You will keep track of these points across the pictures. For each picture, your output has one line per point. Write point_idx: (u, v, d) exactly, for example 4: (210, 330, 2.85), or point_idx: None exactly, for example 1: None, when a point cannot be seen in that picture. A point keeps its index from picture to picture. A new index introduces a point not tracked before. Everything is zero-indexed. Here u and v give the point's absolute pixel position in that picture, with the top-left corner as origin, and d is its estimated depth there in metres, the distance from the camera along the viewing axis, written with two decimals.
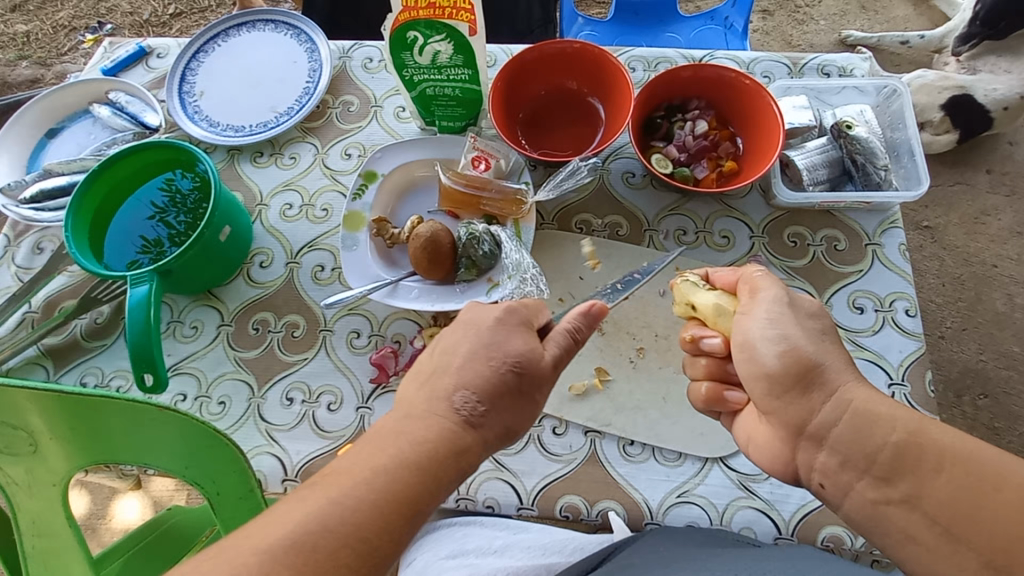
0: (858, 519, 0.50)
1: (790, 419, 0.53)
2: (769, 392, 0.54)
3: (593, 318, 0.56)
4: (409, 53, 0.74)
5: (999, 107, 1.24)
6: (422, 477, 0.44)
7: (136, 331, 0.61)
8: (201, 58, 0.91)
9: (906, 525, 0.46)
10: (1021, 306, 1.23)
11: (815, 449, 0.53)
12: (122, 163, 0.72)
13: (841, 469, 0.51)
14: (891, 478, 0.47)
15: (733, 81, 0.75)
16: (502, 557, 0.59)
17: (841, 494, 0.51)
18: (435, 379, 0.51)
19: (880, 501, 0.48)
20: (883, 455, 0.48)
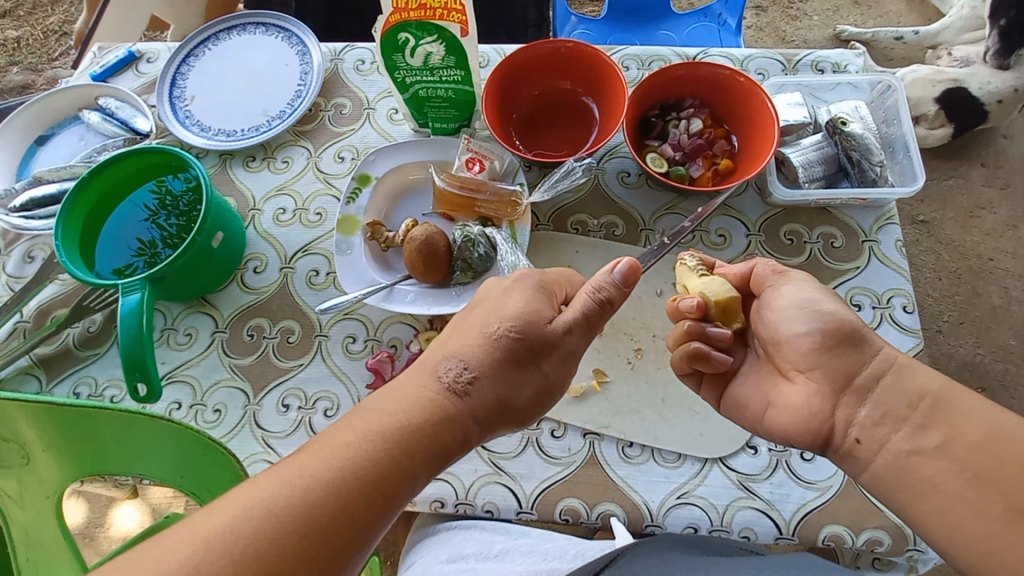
0: (882, 476, 0.50)
1: (838, 372, 0.53)
2: (819, 346, 0.54)
3: (618, 280, 0.53)
4: (400, 54, 0.73)
5: (993, 100, 1.24)
6: (399, 455, 0.44)
7: (128, 340, 0.60)
8: (192, 61, 0.90)
9: (932, 473, 0.47)
10: (1018, 300, 1.23)
11: (857, 404, 0.52)
12: (111, 170, 0.72)
13: (877, 423, 0.51)
14: (929, 425, 0.48)
15: (727, 79, 0.74)
16: (502, 562, 0.59)
17: (875, 450, 0.50)
18: (430, 363, 0.51)
19: (913, 452, 0.48)
20: (923, 404, 0.49)
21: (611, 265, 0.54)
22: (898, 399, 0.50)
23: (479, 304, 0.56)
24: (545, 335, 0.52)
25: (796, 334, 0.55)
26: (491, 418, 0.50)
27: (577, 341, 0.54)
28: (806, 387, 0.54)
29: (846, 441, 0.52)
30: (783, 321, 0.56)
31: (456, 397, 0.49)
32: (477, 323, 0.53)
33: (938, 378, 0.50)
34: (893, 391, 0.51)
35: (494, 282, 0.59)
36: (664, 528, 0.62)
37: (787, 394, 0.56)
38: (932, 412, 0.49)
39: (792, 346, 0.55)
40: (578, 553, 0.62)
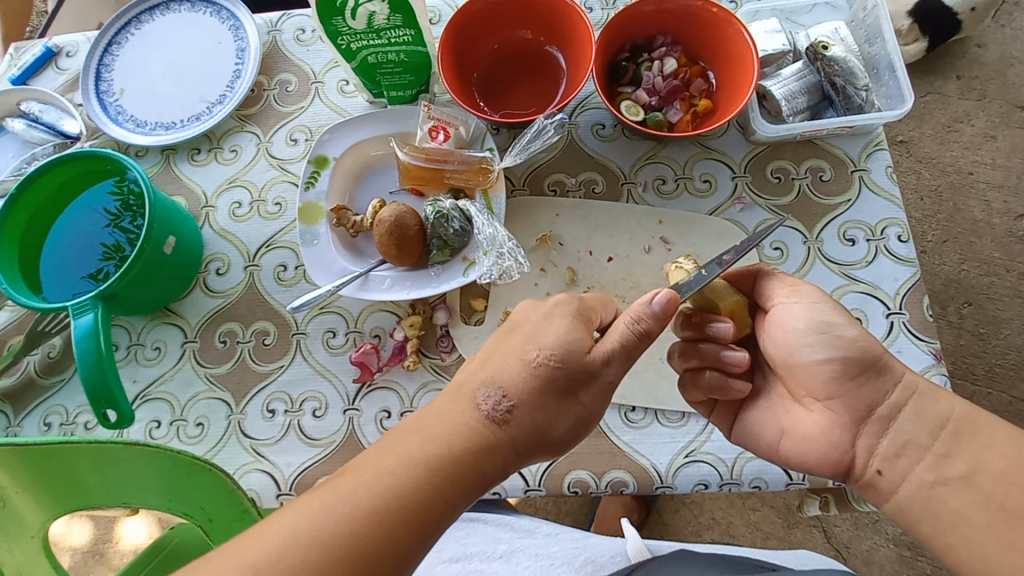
0: (909, 508, 0.49)
1: (859, 403, 0.52)
2: (841, 374, 0.52)
3: (659, 311, 0.48)
4: (341, 18, 0.66)
5: (965, 9, 1.18)
6: (438, 483, 0.42)
7: (87, 364, 0.56)
8: (115, 50, 0.81)
9: (959, 505, 0.47)
10: (999, 211, 1.22)
11: (878, 434, 0.51)
12: (42, 181, 0.65)
13: (899, 453, 0.50)
14: (951, 456, 0.48)
15: (699, 10, 0.69)
16: (507, 563, 0.61)
17: (898, 480, 0.50)
18: (471, 383, 0.48)
19: (937, 482, 0.48)
20: (944, 431, 0.49)
21: (649, 295, 0.49)
22: (919, 426, 0.50)
23: (518, 325, 0.52)
24: (587, 365, 0.48)
25: (815, 362, 0.53)
26: (525, 444, 0.46)
27: (618, 371, 0.49)
28: (823, 417, 0.54)
29: (867, 472, 0.52)
30: (798, 348, 0.54)
31: (496, 424, 0.45)
32: (515, 348, 0.49)
33: (961, 402, 0.50)
34: (913, 422, 0.50)
35: (529, 305, 0.53)
36: (675, 489, 0.61)
37: (804, 426, 0.55)
38: (954, 440, 0.49)
39: (809, 373, 0.54)
40: (588, 560, 0.61)
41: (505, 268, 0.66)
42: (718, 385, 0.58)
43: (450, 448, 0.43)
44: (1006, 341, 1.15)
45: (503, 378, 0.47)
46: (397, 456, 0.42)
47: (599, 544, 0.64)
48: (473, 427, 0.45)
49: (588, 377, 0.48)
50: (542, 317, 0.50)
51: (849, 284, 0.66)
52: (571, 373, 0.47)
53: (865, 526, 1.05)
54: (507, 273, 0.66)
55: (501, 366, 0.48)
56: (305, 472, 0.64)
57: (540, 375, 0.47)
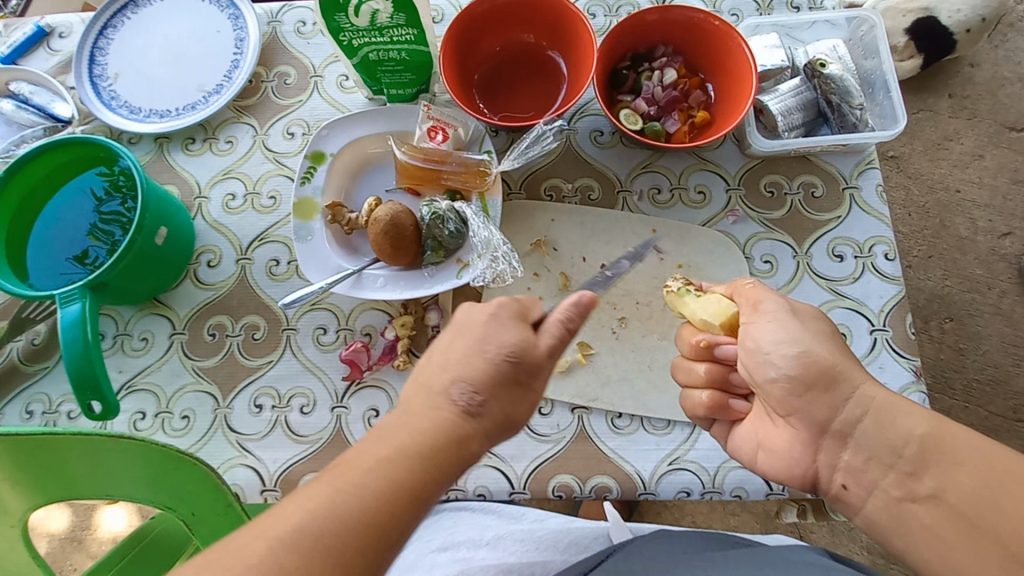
0: (879, 522, 0.50)
1: (814, 419, 0.52)
2: (790, 392, 0.53)
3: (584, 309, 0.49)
4: (343, 14, 0.66)
5: (962, 29, 1.19)
6: (426, 465, 0.40)
7: (74, 354, 0.55)
8: (110, 33, 0.80)
9: (931, 522, 0.46)
10: (984, 230, 1.24)
11: (838, 449, 0.52)
12: (32, 166, 0.64)
13: (866, 467, 0.50)
14: (919, 473, 0.47)
15: (701, 23, 0.69)
16: (495, 550, 0.59)
17: (865, 494, 0.50)
18: (437, 383, 0.45)
19: (904, 499, 0.48)
20: (910, 450, 0.48)
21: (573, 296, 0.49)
22: (881, 443, 0.49)
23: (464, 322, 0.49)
24: (535, 358, 0.47)
25: (771, 379, 0.54)
26: (498, 432, 0.46)
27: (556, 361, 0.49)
28: (788, 431, 0.55)
29: (833, 486, 0.53)
30: (756, 367, 0.55)
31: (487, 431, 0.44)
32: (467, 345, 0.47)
33: (926, 419, 0.48)
34: (875, 437, 0.50)
35: (469, 302, 0.51)
36: (658, 495, 0.62)
37: (774, 437, 0.56)
38: (921, 457, 0.47)
39: (768, 390, 0.55)
40: (572, 543, 0.62)
41: (499, 272, 0.66)
42: (716, 404, 0.58)
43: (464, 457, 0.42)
44: (984, 358, 1.18)
45: (469, 376, 0.45)
46: (410, 464, 0.41)
47: (585, 526, 0.64)
48: (447, 419, 0.43)
49: (535, 367, 0.48)
50: (487, 319, 0.48)
51: (836, 299, 0.67)
52: (523, 366, 0.47)
53: (842, 533, 1.07)
54: (501, 277, 0.66)
55: (461, 365, 0.46)
56: (291, 468, 0.64)
57: (519, 380, 0.46)
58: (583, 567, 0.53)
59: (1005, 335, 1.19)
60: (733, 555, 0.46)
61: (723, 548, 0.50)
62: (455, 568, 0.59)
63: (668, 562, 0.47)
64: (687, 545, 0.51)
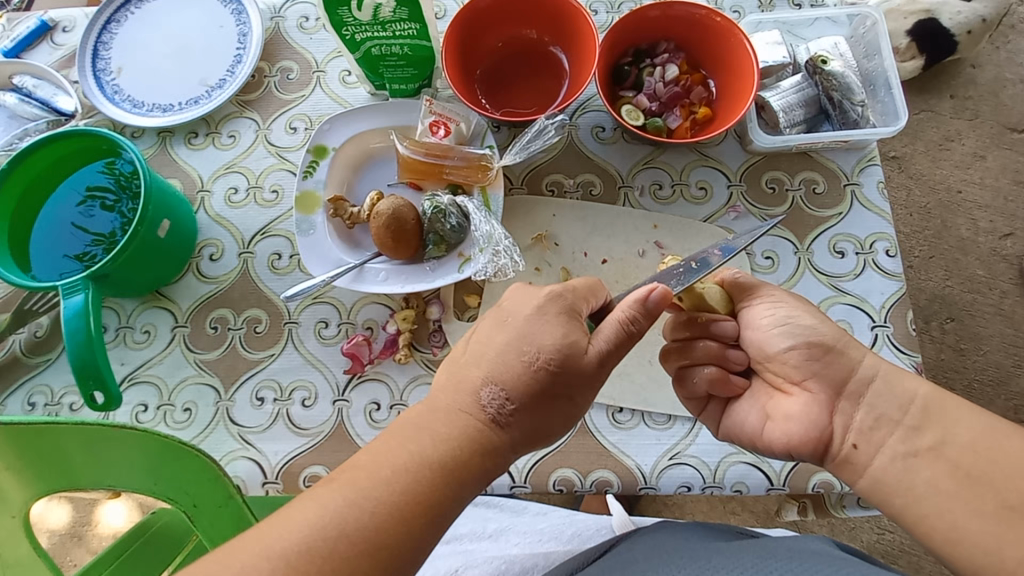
0: (884, 481, 0.50)
1: (831, 379, 0.53)
2: (806, 358, 0.54)
3: (652, 309, 0.48)
4: (346, 8, 0.66)
5: (964, 29, 1.19)
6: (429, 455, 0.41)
7: (77, 344, 0.56)
8: (114, 28, 0.80)
9: (931, 475, 0.47)
10: (985, 230, 1.25)
11: (852, 409, 0.52)
12: (35, 158, 0.64)
13: (874, 426, 0.51)
14: (921, 428, 0.49)
15: (703, 19, 0.69)
16: (497, 542, 0.61)
17: (873, 452, 0.50)
18: (464, 376, 0.47)
19: (909, 454, 0.49)
20: (914, 406, 0.50)
21: (643, 291, 0.49)
22: (889, 401, 0.51)
23: (505, 317, 0.50)
24: (582, 366, 0.47)
25: (783, 352, 0.55)
26: (525, 443, 0.46)
27: (607, 369, 0.49)
28: (801, 398, 0.54)
29: (844, 447, 0.52)
30: (766, 339, 0.56)
31: (499, 427, 0.45)
32: (510, 347, 0.47)
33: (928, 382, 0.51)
34: (885, 397, 0.51)
35: (516, 295, 0.52)
36: (658, 490, 0.62)
37: (786, 405, 0.55)
38: (924, 414, 0.49)
39: (780, 362, 0.55)
40: (575, 534, 0.62)
41: (501, 266, 0.66)
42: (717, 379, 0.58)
43: None
44: (986, 359, 1.18)
45: (504, 379, 0.46)
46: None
47: (586, 518, 0.65)
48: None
49: (581, 381, 0.47)
50: (532, 315, 0.48)
51: (837, 295, 0.67)
52: (566, 377, 0.47)
53: (842, 534, 1.07)
54: (503, 270, 0.66)
55: (499, 365, 0.47)
56: (292, 460, 0.64)
57: (522, 370, 0.46)
58: (581, 560, 0.53)
59: (1006, 335, 1.19)
60: (738, 546, 0.46)
61: (730, 538, 0.50)
62: (457, 560, 0.59)
63: (672, 552, 0.47)
64: (691, 536, 0.50)
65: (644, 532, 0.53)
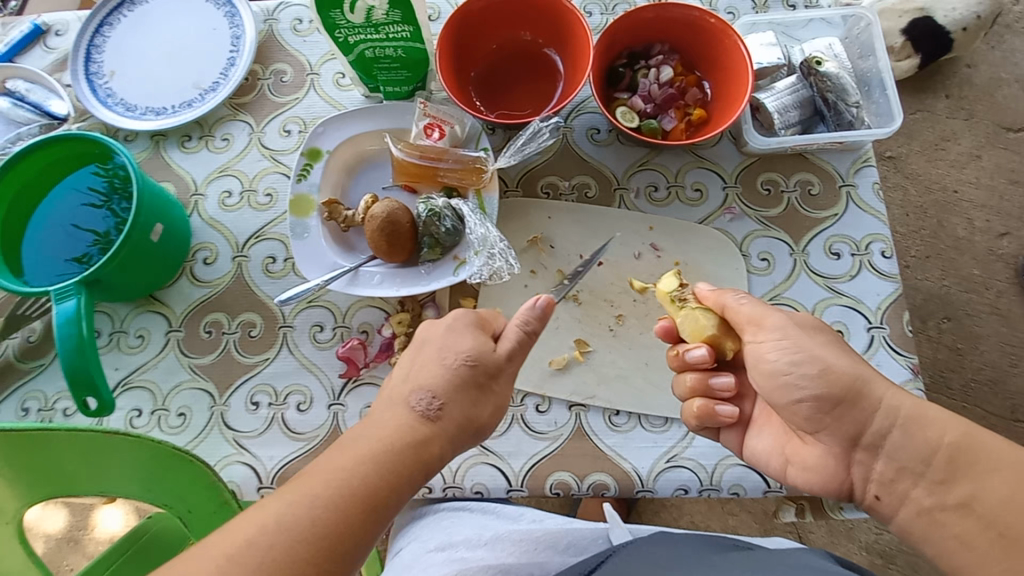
0: (911, 530, 0.51)
1: (845, 431, 0.54)
2: (816, 411, 0.54)
3: (541, 313, 0.53)
4: (339, 11, 0.65)
5: (958, 29, 1.19)
6: None
7: (68, 350, 0.55)
8: (106, 31, 0.80)
9: (961, 530, 0.47)
10: (981, 230, 1.25)
11: (871, 461, 0.53)
12: (27, 162, 0.64)
13: (896, 477, 0.51)
14: (949, 483, 0.49)
15: (698, 21, 0.69)
16: (493, 551, 0.60)
17: (897, 503, 0.52)
18: (399, 393, 0.51)
19: (934, 507, 0.49)
20: (938, 459, 0.49)
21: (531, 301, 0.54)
22: (910, 454, 0.51)
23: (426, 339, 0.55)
24: (493, 362, 0.52)
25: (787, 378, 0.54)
26: (461, 435, 0.50)
27: (515, 364, 0.54)
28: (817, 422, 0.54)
29: (866, 497, 0.54)
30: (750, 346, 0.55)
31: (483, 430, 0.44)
32: (433, 357, 0.52)
33: (956, 427, 0.50)
34: (906, 448, 0.51)
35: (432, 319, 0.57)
36: (655, 493, 0.62)
37: (803, 455, 0.57)
38: (951, 466, 0.49)
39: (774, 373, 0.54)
40: (570, 544, 0.63)
41: (496, 269, 0.66)
42: (705, 408, 0.59)
43: None
44: (983, 357, 1.18)
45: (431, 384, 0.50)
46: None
47: (582, 526, 0.65)
48: None
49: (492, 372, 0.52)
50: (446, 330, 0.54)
51: (833, 297, 0.67)
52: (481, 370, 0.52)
53: (839, 534, 1.07)
54: (497, 273, 0.66)
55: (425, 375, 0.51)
56: (288, 465, 0.64)
57: None
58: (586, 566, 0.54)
59: (1002, 335, 1.19)
60: (733, 559, 0.46)
61: (726, 550, 0.50)
62: (452, 568, 0.59)
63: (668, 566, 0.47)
64: (686, 546, 0.50)
65: (641, 541, 0.53)
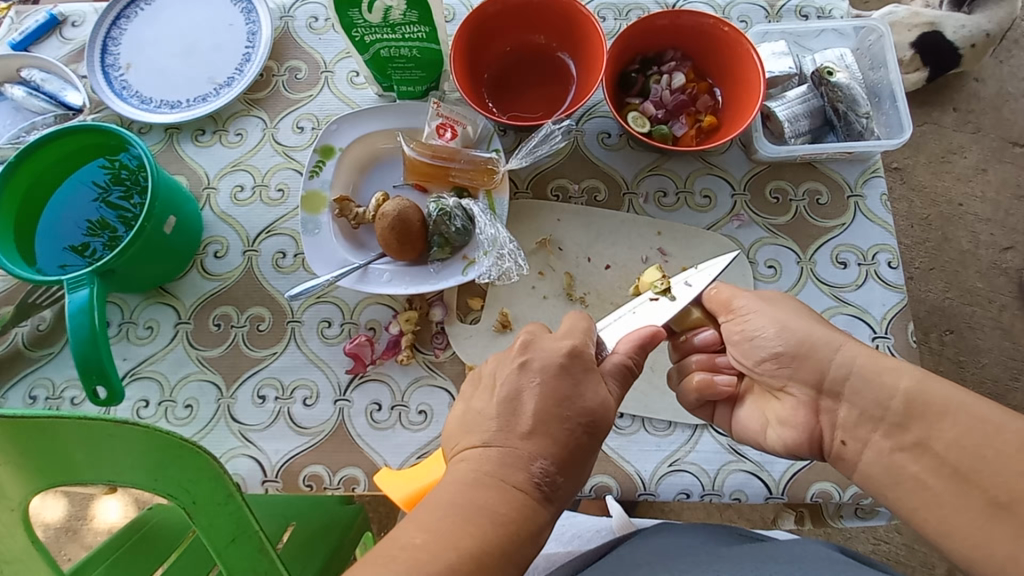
0: (873, 474, 0.50)
1: (808, 378, 0.53)
2: (779, 375, 0.55)
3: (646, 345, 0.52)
4: (357, 10, 0.66)
5: (968, 44, 1.19)
6: None
7: (80, 340, 0.56)
8: (123, 24, 0.80)
9: (917, 470, 0.47)
10: (986, 243, 1.25)
11: (836, 406, 0.52)
12: (43, 151, 0.64)
13: (858, 422, 0.50)
14: (906, 424, 0.48)
15: (711, 28, 0.70)
16: None
17: (861, 448, 0.50)
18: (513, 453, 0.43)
19: (896, 448, 0.48)
20: (895, 404, 0.48)
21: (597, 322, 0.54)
22: (869, 398, 0.50)
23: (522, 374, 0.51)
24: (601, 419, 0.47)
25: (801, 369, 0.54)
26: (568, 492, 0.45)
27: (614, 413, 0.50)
28: (813, 421, 0.54)
29: (834, 445, 0.53)
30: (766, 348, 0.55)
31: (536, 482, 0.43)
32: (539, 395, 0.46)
33: (910, 374, 0.49)
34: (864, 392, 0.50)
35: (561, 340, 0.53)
36: (657, 496, 0.63)
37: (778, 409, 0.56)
38: (908, 412, 0.48)
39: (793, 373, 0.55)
40: (576, 536, 0.63)
41: (505, 270, 0.67)
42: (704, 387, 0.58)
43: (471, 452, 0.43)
44: (984, 370, 1.19)
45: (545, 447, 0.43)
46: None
47: (586, 519, 0.65)
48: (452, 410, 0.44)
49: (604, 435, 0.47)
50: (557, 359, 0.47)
51: (838, 306, 0.68)
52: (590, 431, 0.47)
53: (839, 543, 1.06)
54: (506, 275, 0.67)
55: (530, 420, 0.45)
56: (293, 459, 0.64)
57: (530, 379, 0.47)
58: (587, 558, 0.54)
59: (1004, 349, 1.19)
60: (739, 550, 0.46)
61: (730, 542, 0.50)
62: None
63: (674, 557, 0.47)
64: (691, 539, 0.50)
65: (645, 535, 0.53)
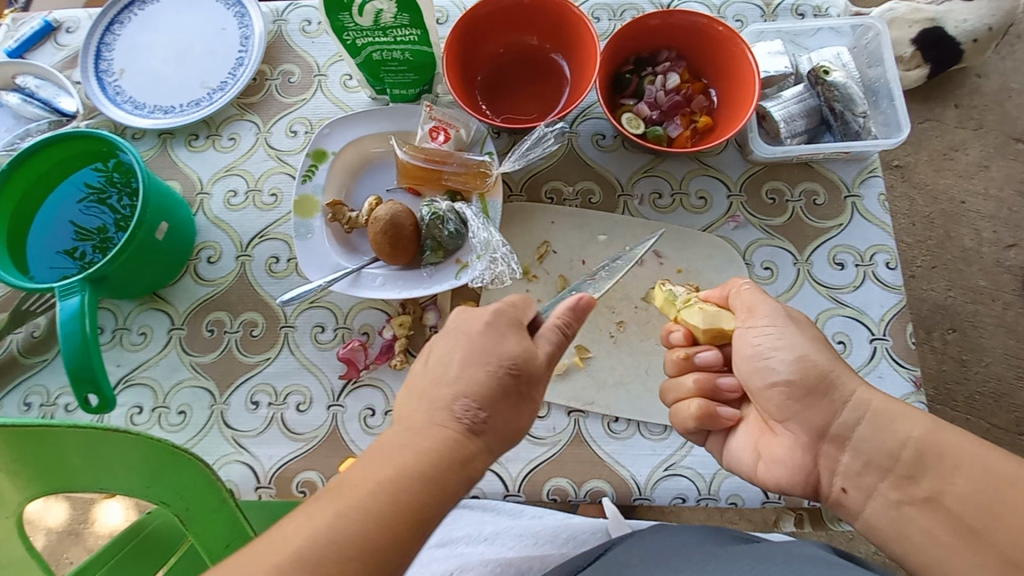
0: (878, 527, 0.49)
1: (813, 422, 0.53)
2: (789, 397, 0.54)
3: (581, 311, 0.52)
4: (347, 14, 0.66)
5: (969, 39, 1.18)
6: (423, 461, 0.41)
7: (71, 346, 0.55)
8: (116, 29, 0.80)
9: (928, 524, 0.46)
10: (988, 241, 1.23)
11: (838, 453, 0.52)
12: (35, 159, 0.64)
13: (863, 471, 0.50)
14: (915, 477, 0.47)
15: (705, 28, 0.69)
16: (492, 546, 0.59)
17: (865, 497, 0.50)
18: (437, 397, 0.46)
19: (903, 501, 0.48)
20: (906, 453, 0.48)
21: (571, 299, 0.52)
22: (877, 446, 0.50)
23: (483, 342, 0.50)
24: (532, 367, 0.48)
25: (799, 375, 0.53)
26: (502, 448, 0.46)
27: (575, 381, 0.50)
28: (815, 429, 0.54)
29: (833, 490, 0.53)
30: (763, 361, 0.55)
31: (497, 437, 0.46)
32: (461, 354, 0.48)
33: (922, 423, 0.48)
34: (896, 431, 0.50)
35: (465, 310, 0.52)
36: (653, 501, 0.62)
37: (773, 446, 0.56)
38: (919, 462, 0.48)
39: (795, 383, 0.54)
40: (571, 537, 0.60)
41: (499, 274, 0.66)
42: (705, 414, 0.58)
43: (464, 457, 0.43)
44: (986, 369, 1.17)
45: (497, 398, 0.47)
46: (416, 470, 0.42)
47: (582, 521, 0.63)
48: (433, 418, 0.45)
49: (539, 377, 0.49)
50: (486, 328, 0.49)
51: (836, 307, 0.67)
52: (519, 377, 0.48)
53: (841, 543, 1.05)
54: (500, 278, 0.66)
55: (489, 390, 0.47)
56: (286, 465, 0.64)
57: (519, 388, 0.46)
58: (582, 560, 0.53)
59: (1008, 347, 1.18)
60: (738, 549, 0.45)
61: (731, 542, 0.49)
62: (451, 564, 0.58)
63: (673, 557, 0.47)
64: (690, 537, 0.50)
65: (643, 534, 0.53)
